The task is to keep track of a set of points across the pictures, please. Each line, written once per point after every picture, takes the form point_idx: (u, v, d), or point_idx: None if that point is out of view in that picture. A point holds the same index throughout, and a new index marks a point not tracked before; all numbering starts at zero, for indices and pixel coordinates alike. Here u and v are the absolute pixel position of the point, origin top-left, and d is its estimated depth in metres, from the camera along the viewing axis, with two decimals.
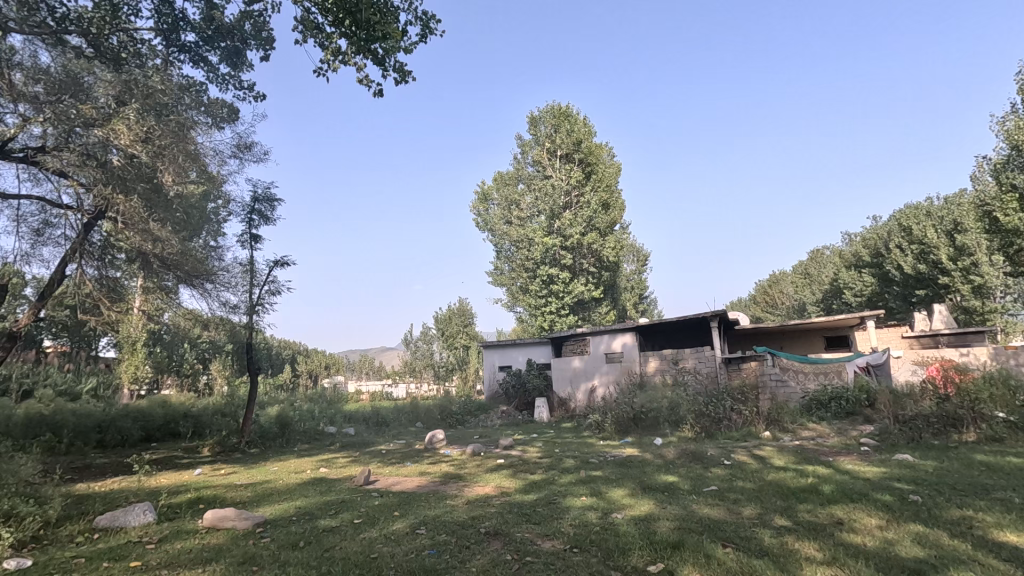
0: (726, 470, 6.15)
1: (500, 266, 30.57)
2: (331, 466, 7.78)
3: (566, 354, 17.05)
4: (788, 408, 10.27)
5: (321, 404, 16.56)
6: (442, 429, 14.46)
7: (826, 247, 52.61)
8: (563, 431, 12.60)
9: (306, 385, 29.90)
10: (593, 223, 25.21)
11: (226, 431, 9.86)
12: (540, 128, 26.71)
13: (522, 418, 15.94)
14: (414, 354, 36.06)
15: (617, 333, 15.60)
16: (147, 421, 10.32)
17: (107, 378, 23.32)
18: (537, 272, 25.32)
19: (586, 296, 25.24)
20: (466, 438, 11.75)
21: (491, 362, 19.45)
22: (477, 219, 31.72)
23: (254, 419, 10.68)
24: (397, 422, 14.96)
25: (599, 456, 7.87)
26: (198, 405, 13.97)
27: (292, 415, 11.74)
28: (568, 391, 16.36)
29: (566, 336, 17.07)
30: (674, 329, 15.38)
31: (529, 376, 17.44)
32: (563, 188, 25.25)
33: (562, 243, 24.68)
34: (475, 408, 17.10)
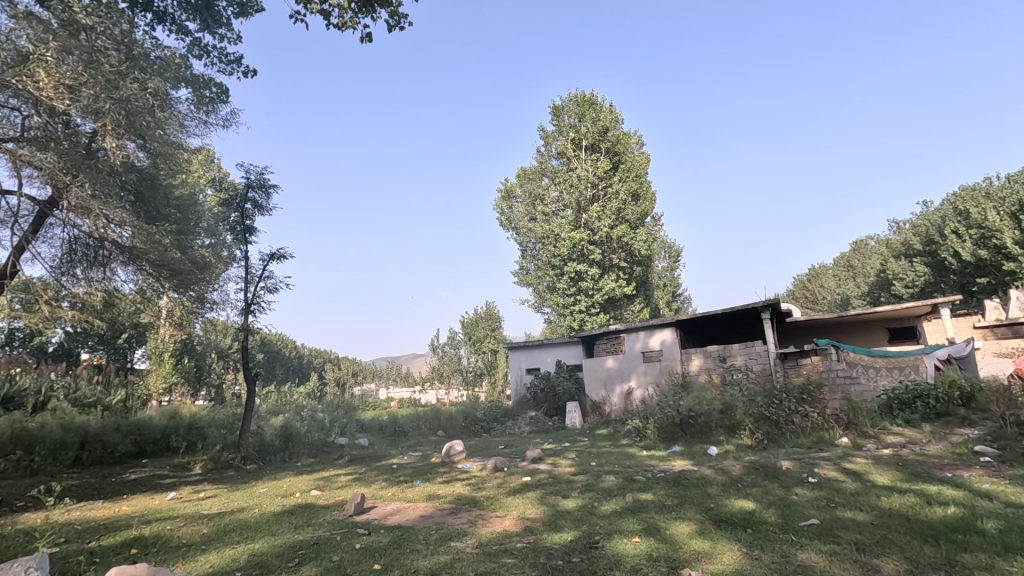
0: (815, 491, 4.76)
1: (526, 265, 29.38)
2: (327, 486, 6.65)
3: (597, 355, 15.70)
4: (865, 408, 8.71)
5: (339, 413, 15.65)
6: (466, 438, 13.31)
7: (870, 238, 49.68)
8: (599, 439, 11.26)
9: (333, 394, 29.23)
10: (622, 215, 23.81)
11: (222, 444, 8.93)
12: (563, 118, 25.49)
13: (552, 425, 14.67)
14: (441, 360, 35.11)
15: (654, 329, 14.19)
16: (143, 434, 9.40)
17: (134, 389, 23.09)
18: (564, 269, 24.04)
19: (617, 293, 23.84)
20: (490, 448, 10.57)
21: (518, 364, 18.23)
22: (501, 217, 30.63)
23: (255, 430, 9.72)
24: (417, 431, 13.85)
25: (647, 470, 6.54)
26: (208, 416, 13.16)
27: (300, 425, 10.77)
28: (602, 395, 15.03)
29: (598, 335, 15.72)
30: (719, 323, 13.87)
31: (559, 379, 16.15)
32: (589, 179, 23.96)
33: (590, 238, 23.33)
34: (502, 414, 15.90)
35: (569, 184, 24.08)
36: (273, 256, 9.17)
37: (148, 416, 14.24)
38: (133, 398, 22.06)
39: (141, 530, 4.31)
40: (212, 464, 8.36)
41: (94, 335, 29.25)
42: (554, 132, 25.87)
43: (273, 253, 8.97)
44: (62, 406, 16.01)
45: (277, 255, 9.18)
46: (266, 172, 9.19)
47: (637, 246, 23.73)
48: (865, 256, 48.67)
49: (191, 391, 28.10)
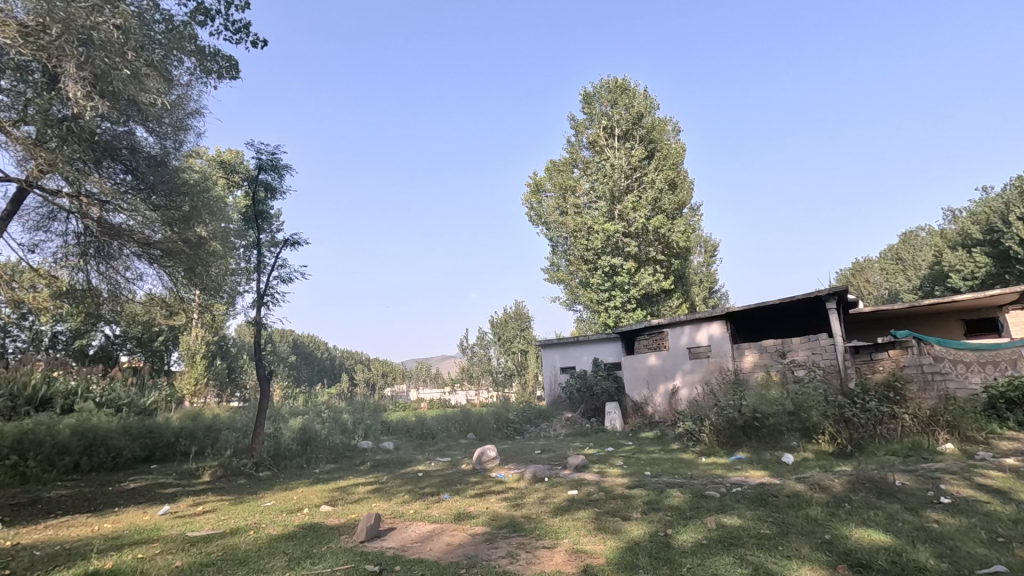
0: (960, 517, 3.65)
1: (557, 261, 28.38)
2: (342, 499, 5.79)
3: (638, 351, 14.59)
4: (967, 409, 7.42)
5: (365, 414, 14.92)
6: (498, 441, 12.39)
7: (920, 229, 46.88)
8: (646, 443, 10.18)
9: (363, 395, 28.72)
10: (659, 205, 22.57)
11: (234, 449, 8.19)
12: (595, 105, 24.39)
13: (591, 427, 13.64)
14: (471, 360, 34.26)
15: (701, 323, 13.00)
16: (156, 438, 8.80)
17: (166, 390, 23.01)
18: (597, 264, 22.95)
19: (655, 288, 22.61)
20: (527, 452, 9.66)
21: (551, 362, 17.24)
22: (530, 212, 29.70)
23: (271, 433, 8.99)
24: (446, 433, 13.00)
25: (718, 483, 5.49)
26: (229, 418, 12.57)
27: (320, 427, 10.02)
28: (644, 395, 13.91)
29: (638, 330, 14.60)
30: (774, 315, 12.61)
31: (596, 378, 15.09)
32: (623, 168, 22.80)
33: (625, 230, 22.18)
34: (537, 416, 14.93)
35: (603, 174, 22.98)
36: (290, 243, 8.43)
37: (171, 418, 13.75)
38: (164, 400, 21.96)
39: (103, 561, 3.47)
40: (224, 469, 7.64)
41: (130, 337, 29.57)
42: (586, 120, 24.81)
43: (289, 237, 8.22)
44: (90, 408, 15.77)
45: (291, 242, 8.43)
46: (279, 153, 8.44)
47: (675, 237, 22.44)
48: (915, 248, 45.94)
49: (224, 392, 28.07)
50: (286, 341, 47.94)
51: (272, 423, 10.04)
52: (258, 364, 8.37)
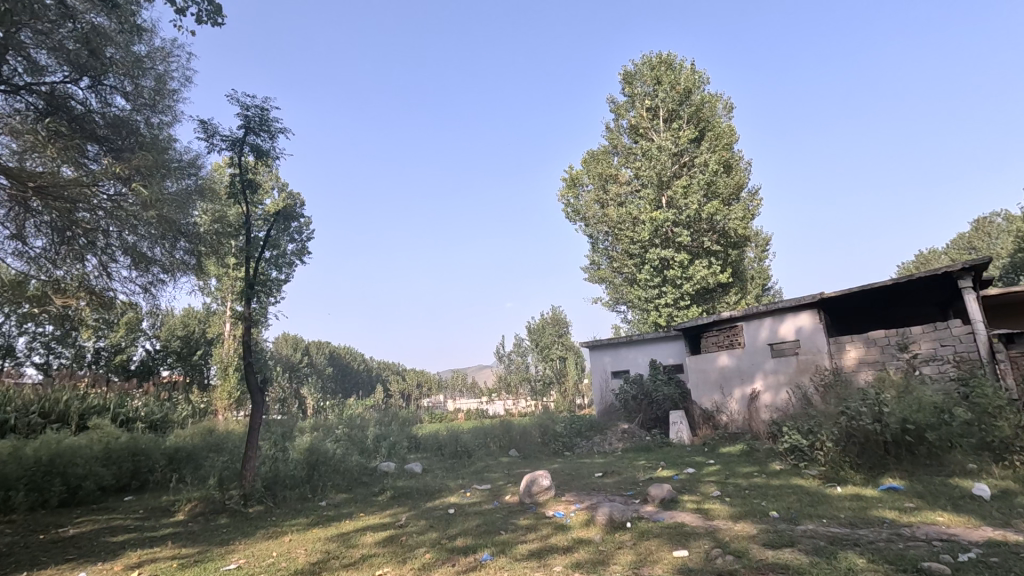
0: None
1: (598, 259, 26.45)
2: (335, 563, 3.96)
3: (706, 350, 12.46)
4: None
5: (394, 428, 13.29)
6: (546, 460, 10.52)
7: (995, 214, 42.64)
8: (736, 462, 8.11)
9: (398, 408, 27.36)
10: (713, 190, 20.37)
11: (222, 474, 6.51)
12: (636, 85, 22.41)
13: (654, 441, 11.61)
14: (507, 368, 32.11)
15: (786, 314, 10.81)
16: (145, 461, 7.36)
17: (197, 404, 22.15)
18: (645, 257, 20.90)
19: (711, 282, 20.37)
20: (587, 475, 7.80)
21: (601, 366, 15.26)
22: (567, 209, 27.92)
23: (273, 456, 7.38)
24: (483, 449, 11.21)
25: (917, 540, 3.46)
26: (240, 436, 11.09)
27: (335, 445, 8.38)
28: (716, 402, 11.78)
29: (705, 326, 12.48)
30: (879, 300, 10.34)
31: (656, 383, 13.03)
32: (671, 151, 20.68)
33: (675, 218, 20.05)
34: (588, 428, 12.95)
35: (649, 158, 20.92)
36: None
37: (182, 433, 12.40)
38: (193, 415, 20.99)
39: None
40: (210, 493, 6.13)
41: (168, 350, 29.14)
42: (627, 102, 22.81)
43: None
44: (108, 422, 14.74)
45: None
46: (269, 108, 6.88)
47: (732, 225, 20.23)
48: (991, 235, 41.78)
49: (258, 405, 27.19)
50: (322, 353, 47.23)
51: (279, 442, 8.46)
52: (247, 367, 6.66)
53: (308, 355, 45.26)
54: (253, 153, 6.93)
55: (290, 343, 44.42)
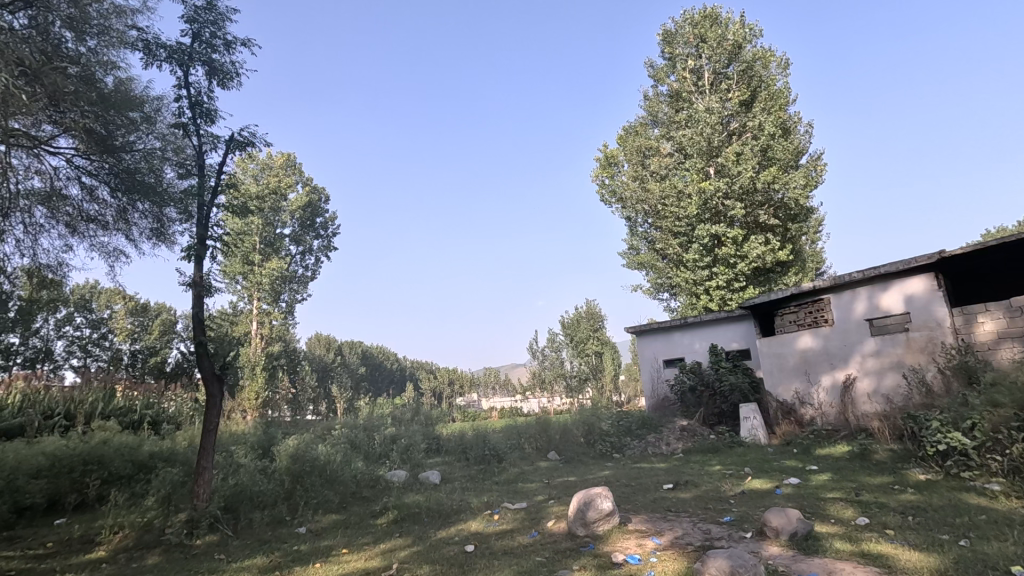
0: None
1: (637, 243, 24.45)
2: None
3: (781, 331, 10.35)
4: None
5: (416, 428, 11.72)
6: (593, 464, 8.73)
7: None
8: (852, 469, 6.11)
9: (429, 407, 25.95)
10: (769, 156, 18.08)
11: (169, 493, 4.84)
12: (677, 45, 20.23)
13: (723, 442, 9.64)
14: (541, 364, 29.93)
15: (891, 281, 8.66)
16: (98, 472, 5.73)
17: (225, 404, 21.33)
18: (693, 235, 18.78)
19: (769, 260, 18.14)
20: (654, 488, 5.91)
21: (649, 354, 13.25)
22: (602, 190, 25.97)
23: (246, 464, 5.76)
24: (517, 452, 9.50)
25: None
26: (242, 435, 9.70)
27: (330, 449, 6.72)
28: (798, 392, 9.75)
29: (778, 301, 10.36)
30: (1014, 261, 8.15)
31: (721, 372, 11.00)
32: (720, 113, 18.45)
33: (727, 190, 17.82)
34: (640, 426, 11.04)
35: (694, 123, 18.76)
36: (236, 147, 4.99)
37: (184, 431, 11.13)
38: None
39: None
40: (161, 511, 4.59)
41: None
42: (667, 65, 20.68)
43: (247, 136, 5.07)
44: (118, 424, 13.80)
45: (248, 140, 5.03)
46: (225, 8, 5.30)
47: (793, 194, 17.93)
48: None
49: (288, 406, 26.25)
50: (355, 352, 46.45)
51: (261, 449, 6.83)
52: (195, 351, 4.96)
53: (340, 355, 44.55)
54: (204, 68, 5.30)
55: (322, 343, 43.86)
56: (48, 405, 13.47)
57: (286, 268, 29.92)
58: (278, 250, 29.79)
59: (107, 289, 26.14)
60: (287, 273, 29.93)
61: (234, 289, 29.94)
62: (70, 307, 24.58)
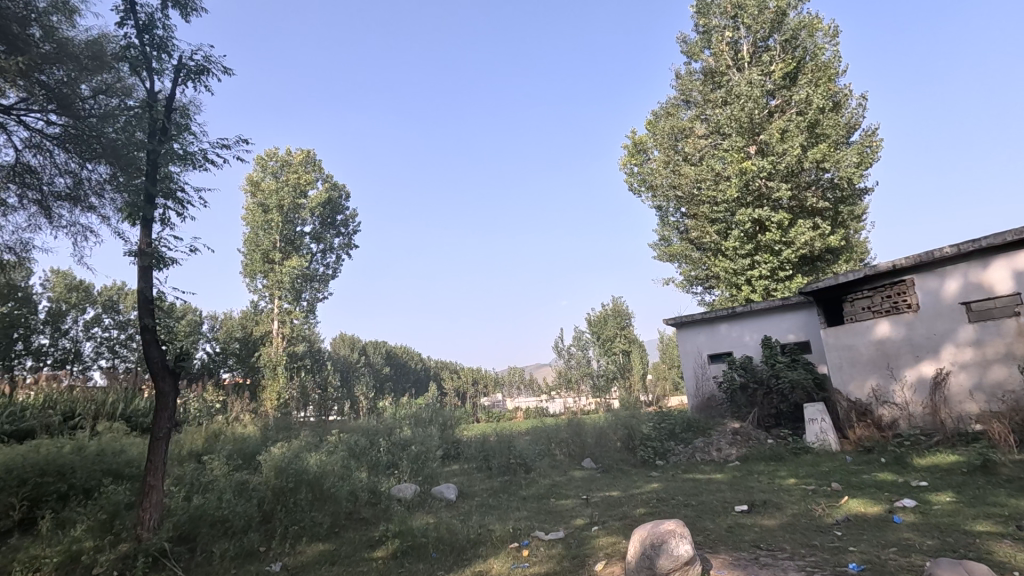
0: None
1: (669, 234, 23.05)
2: None
3: (850, 319, 8.94)
4: None
5: (436, 431, 10.67)
6: (638, 475, 7.52)
7: None
8: (980, 486, 4.78)
9: (453, 407, 25.02)
10: (818, 132, 16.51)
11: (102, 520, 3.79)
12: (712, 17, 18.81)
13: (786, 448, 8.30)
14: (568, 363, 28.71)
15: (993, 257, 7.24)
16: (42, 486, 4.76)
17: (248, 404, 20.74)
18: (733, 221, 17.31)
19: (818, 246, 16.63)
20: (724, 512, 4.65)
21: (692, 349, 11.91)
22: (631, 178, 24.62)
23: (218, 479, 4.71)
24: (547, 459, 8.33)
25: None
26: (245, 439, 8.75)
27: (327, 459, 5.65)
28: (874, 391, 8.37)
29: (847, 285, 8.95)
30: None
31: (778, 367, 9.63)
32: (763, 87, 16.97)
33: (772, 169, 16.27)
34: (686, 429, 9.75)
35: (733, 99, 17.30)
36: (189, 73, 3.89)
37: (188, 428, 10.33)
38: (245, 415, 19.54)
39: None
40: (97, 543, 3.57)
41: (228, 353, 28.59)
42: (701, 39, 19.29)
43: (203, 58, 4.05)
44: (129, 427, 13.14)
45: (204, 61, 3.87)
46: None
47: (844, 173, 16.35)
48: None
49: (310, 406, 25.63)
50: (379, 352, 45.82)
51: (240, 458, 5.78)
52: (141, 338, 3.93)
53: (365, 355, 44.00)
54: None
55: (346, 344, 43.39)
56: (66, 404, 11.87)
57: (307, 266, 29.25)
58: (299, 248, 29.11)
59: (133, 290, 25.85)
60: (311, 272, 29.22)
61: (256, 288, 29.44)
62: (95, 308, 24.33)
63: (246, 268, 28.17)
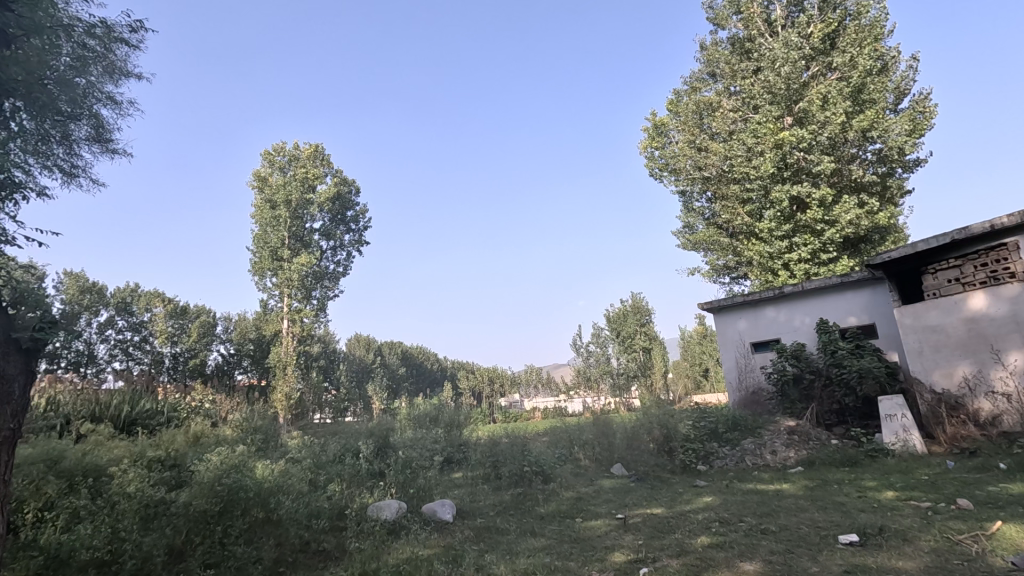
0: None
1: (694, 220, 21.52)
2: None
3: (930, 295, 7.44)
4: None
5: (442, 432, 9.33)
6: (683, 484, 6.10)
7: None
8: None
9: (469, 407, 23.76)
10: (863, 97, 14.90)
11: None
12: None
13: (859, 451, 6.82)
14: (587, 361, 27.25)
15: None
16: None
17: (260, 405, 19.72)
18: (768, 199, 15.72)
19: (864, 225, 15.01)
20: (828, 548, 3.24)
21: (733, 336, 10.42)
22: (652, 161, 23.11)
23: (119, 500, 3.42)
24: (570, 465, 6.94)
25: None
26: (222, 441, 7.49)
27: (285, 470, 4.37)
28: (967, 379, 6.89)
29: (927, 254, 7.45)
30: None
31: (841, 355, 8.09)
32: (801, 50, 15.39)
33: (812, 138, 14.65)
34: (730, 428, 8.29)
35: (768, 65, 15.76)
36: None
37: (168, 431, 9.18)
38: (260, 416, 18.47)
39: None
40: None
41: (240, 353, 27.69)
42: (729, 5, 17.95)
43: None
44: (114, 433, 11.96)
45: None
46: None
47: (893, 143, 14.76)
48: None
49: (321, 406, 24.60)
50: (395, 352, 44.76)
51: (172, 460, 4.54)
52: None
53: (380, 356, 42.97)
54: None
55: (360, 344, 42.35)
56: (69, 407, 9.93)
57: (317, 264, 28.08)
58: (308, 245, 28.08)
59: (147, 291, 24.97)
60: (321, 269, 28.15)
61: (266, 286, 28.44)
62: (108, 310, 23.61)
63: (255, 265, 27.22)
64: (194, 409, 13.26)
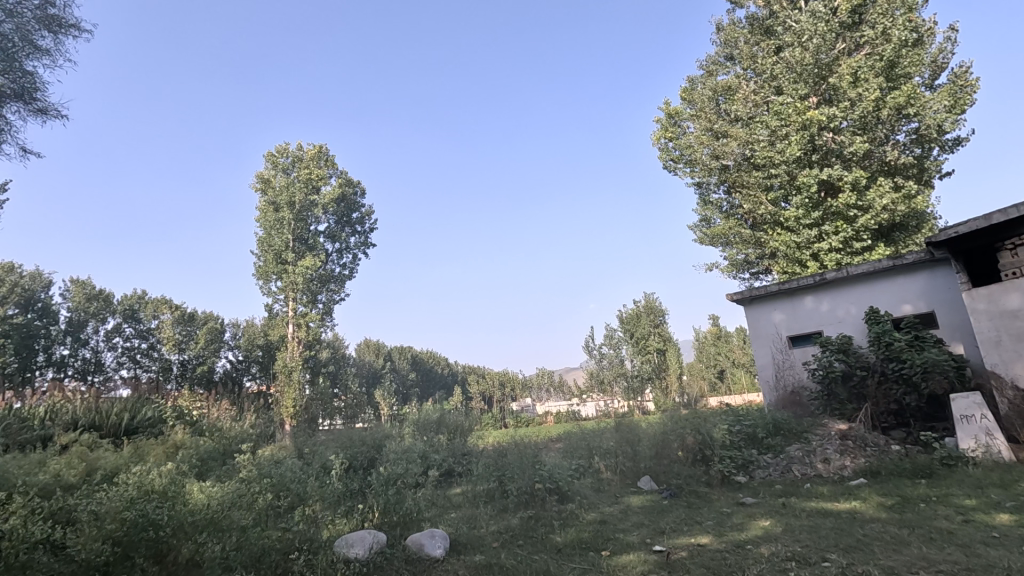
0: None
1: (712, 212, 20.36)
2: None
3: (1007, 275, 6.37)
4: None
5: (445, 442, 8.31)
6: (728, 502, 5.08)
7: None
8: None
9: (480, 413, 22.81)
10: (897, 72, 13.78)
11: None
12: None
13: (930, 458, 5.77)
14: (601, 363, 26.13)
15: None
16: None
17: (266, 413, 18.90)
18: (795, 185, 14.59)
19: (901, 211, 13.85)
20: None
21: (767, 330, 9.35)
22: (667, 153, 22.02)
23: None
24: (590, 479, 5.91)
25: None
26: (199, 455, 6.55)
27: (230, 493, 3.41)
28: None
29: (1002, 227, 6.38)
30: None
31: (898, 348, 7.02)
32: (830, 23, 14.29)
33: (844, 116, 13.53)
34: (771, 432, 7.24)
35: (794, 40, 14.67)
36: None
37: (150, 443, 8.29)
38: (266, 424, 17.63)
39: None
40: None
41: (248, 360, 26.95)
42: None
43: None
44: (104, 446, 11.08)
45: None
46: None
47: (932, 121, 13.63)
48: None
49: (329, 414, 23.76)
50: (404, 357, 43.85)
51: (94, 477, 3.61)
52: None
53: (389, 361, 42.11)
54: None
55: (370, 349, 41.51)
56: (66, 415, 9.01)
57: (323, 268, 27.20)
58: (313, 248, 27.24)
59: (155, 298, 24.26)
60: (327, 272, 27.31)
61: (271, 290, 27.66)
62: (114, 317, 23.06)
63: (259, 269, 26.41)
64: (190, 417, 12.43)
